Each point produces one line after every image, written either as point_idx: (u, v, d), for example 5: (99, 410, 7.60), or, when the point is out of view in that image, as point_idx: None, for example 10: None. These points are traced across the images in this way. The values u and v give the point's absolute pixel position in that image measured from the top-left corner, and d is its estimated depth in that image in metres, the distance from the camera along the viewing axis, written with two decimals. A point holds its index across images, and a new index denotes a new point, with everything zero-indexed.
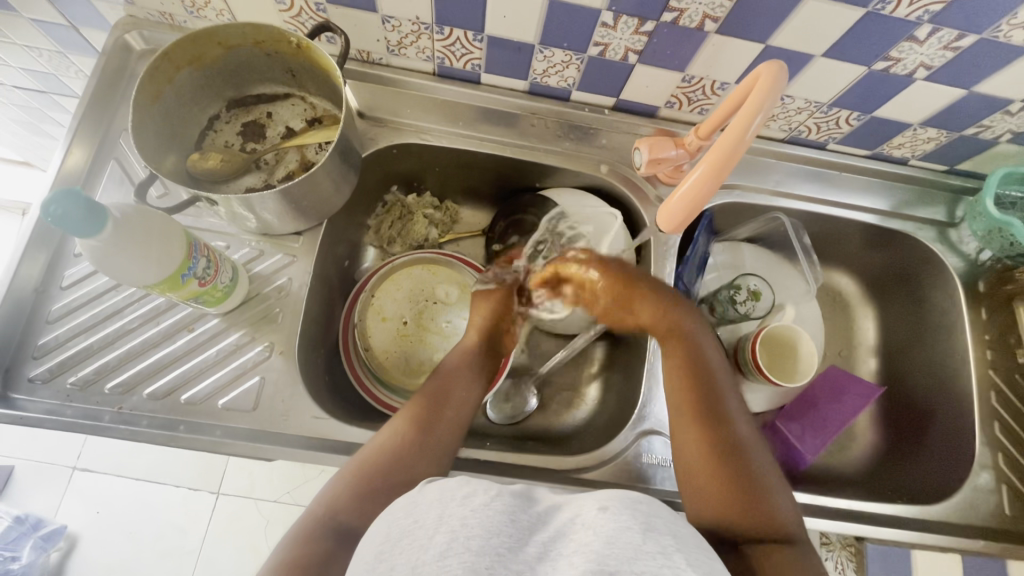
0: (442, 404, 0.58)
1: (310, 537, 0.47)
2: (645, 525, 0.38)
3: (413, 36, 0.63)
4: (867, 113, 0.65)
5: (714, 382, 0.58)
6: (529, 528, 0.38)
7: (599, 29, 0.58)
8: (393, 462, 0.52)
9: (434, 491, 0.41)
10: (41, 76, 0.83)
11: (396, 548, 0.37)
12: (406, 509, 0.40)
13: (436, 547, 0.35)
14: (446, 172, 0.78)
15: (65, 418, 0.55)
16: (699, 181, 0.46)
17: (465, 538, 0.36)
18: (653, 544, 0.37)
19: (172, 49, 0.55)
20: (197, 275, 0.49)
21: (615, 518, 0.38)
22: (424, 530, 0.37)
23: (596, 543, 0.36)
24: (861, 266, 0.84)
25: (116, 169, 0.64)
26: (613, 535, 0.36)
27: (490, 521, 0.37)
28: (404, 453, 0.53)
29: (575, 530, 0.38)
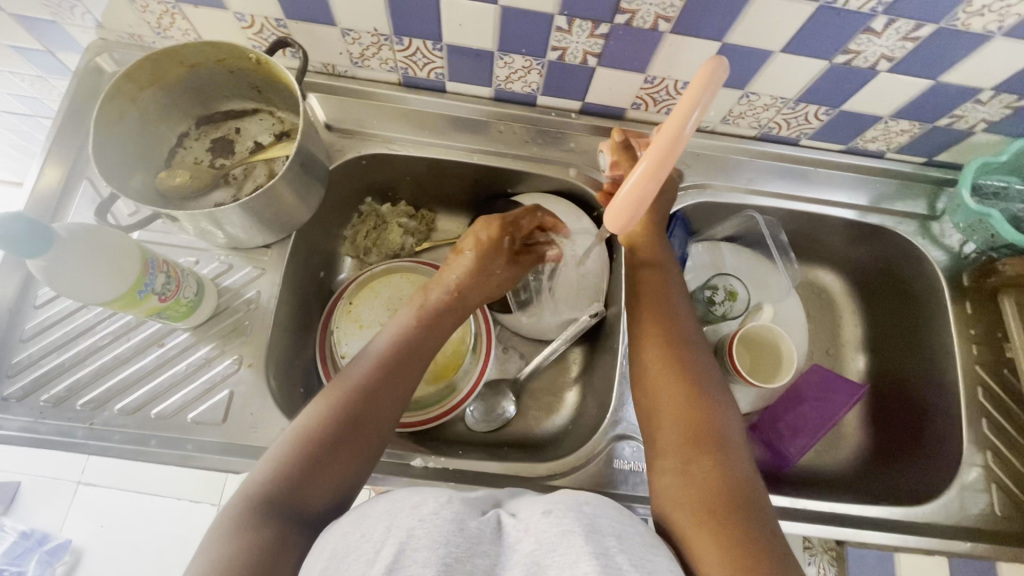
0: (374, 393, 0.52)
1: (249, 527, 0.44)
2: (589, 527, 0.39)
3: (374, 47, 0.64)
4: (835, 107, 0.64)
5: (686, 365, 0.56)
6: (480, 537, 0.39)
7: (555, 33, 0.58)
8: (333, 445, 0.49)
9: (385, 503, 0.42)
10: (26, 99, 0.86)
11: (344, 563, 0.38)
12: (354, 523, 0.41)
13: (384, 560, 0.36)
14: (419, 181, 0.78)
15: (39, 435, 0.56)
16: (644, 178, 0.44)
17: (412, 547, 0.37)
18: (595, 545, 0.38)
19: (134, 69, 0.56)
20: (157, 291, 0.50)
21: (558, 523, 0.39)
22: (370, 544, 0.38)
23: (537, 552, 0.37)
24: (847, 262, 0.82)
25: (88, 188, 0.65)
26: (556, 541, 0.38)
27: (437, 531, 0.38)
28: (354, 426, 0.51)
29: (517, 538, 0.39)
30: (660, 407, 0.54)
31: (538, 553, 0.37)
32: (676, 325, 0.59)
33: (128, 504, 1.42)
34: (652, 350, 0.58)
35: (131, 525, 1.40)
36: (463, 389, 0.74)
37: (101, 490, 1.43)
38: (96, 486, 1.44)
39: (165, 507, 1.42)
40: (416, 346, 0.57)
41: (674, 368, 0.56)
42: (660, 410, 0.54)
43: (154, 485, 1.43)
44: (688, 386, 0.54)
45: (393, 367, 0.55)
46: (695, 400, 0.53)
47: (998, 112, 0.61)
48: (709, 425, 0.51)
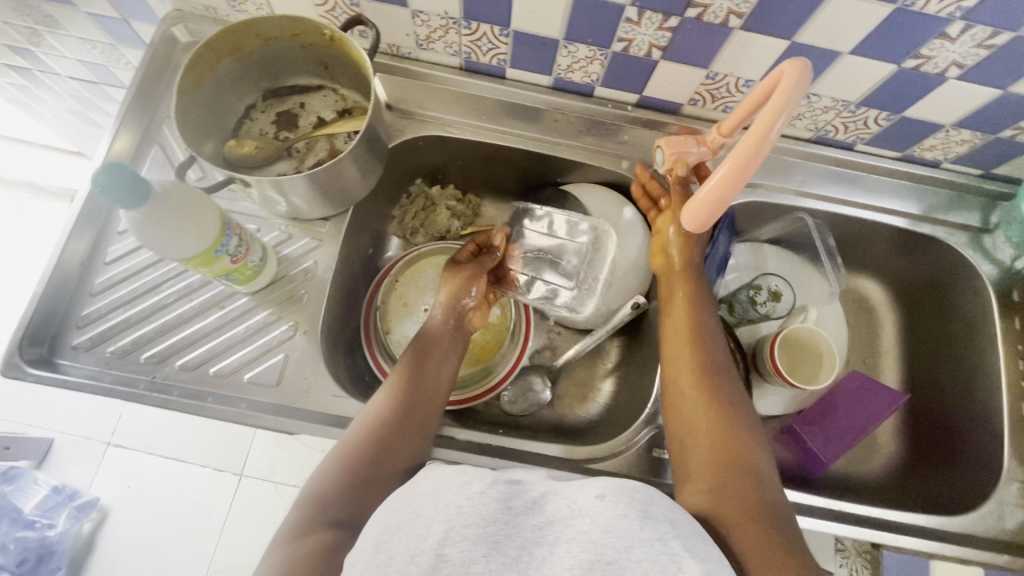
0: (411, 392, 0.59)
1: (310, 532, 0.49)
2: (642, 511, 0.39)
3: (442, 30, 0.65)
4: (897, 112, 0.63)
5: (712, 378, 0.58)
6: (527, 512, 0.39)
7: (624, 24, 0.58)
8: (379, 454, 0.54)
9: (430, 484, 0.42)
10: (94, 67, 0.89)
11: (395, 538, 0.38)
12: (404, 499, 0.42)
13: (434, 537, 0.37)
14: (470, 165, 0.80)
15: (104, 384, 0.58)
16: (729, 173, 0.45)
17: (461, 527, 0.37)
18: (650, 530, 0.38)
19: (215, 39, 0.58)
20: (230, 252, 0.52)
21: (612, 507, 0.39)
22: (421, 520, 0.38)
23: (594, 532, 0.37)
24: (892, 272, 0.81)
25: (158, 153, 0.68)
26: (611, 525, 0.38)
27: (485, 510, 0.38)
28: (394, 431, 0.56)
29: (572, 519, 0.39)
30: (692, 419, 0.56)
31: (596, 533, 0.37)
32: (704, 337, 0.61)
33: (155, 467, 1.47)
34: (679, 361, 0.60)
35: (157, 488, 1.45)
36: (499, 374, 0.75)
37: (130, 452, 1.48)
38: (125, 448, 1.48)
39: (190, 473, 1.46)
40: (429, 347, 0.64)
41: (703, 385, 0.57)
42: (692, 422, 0.56)
43: (181, 451, 1.48)
44: (716, 404, 0.56)
45: (417, 379, 0.61)
46: (721, 415, 0.56)
47: None
48: (734, 437, 0.54)
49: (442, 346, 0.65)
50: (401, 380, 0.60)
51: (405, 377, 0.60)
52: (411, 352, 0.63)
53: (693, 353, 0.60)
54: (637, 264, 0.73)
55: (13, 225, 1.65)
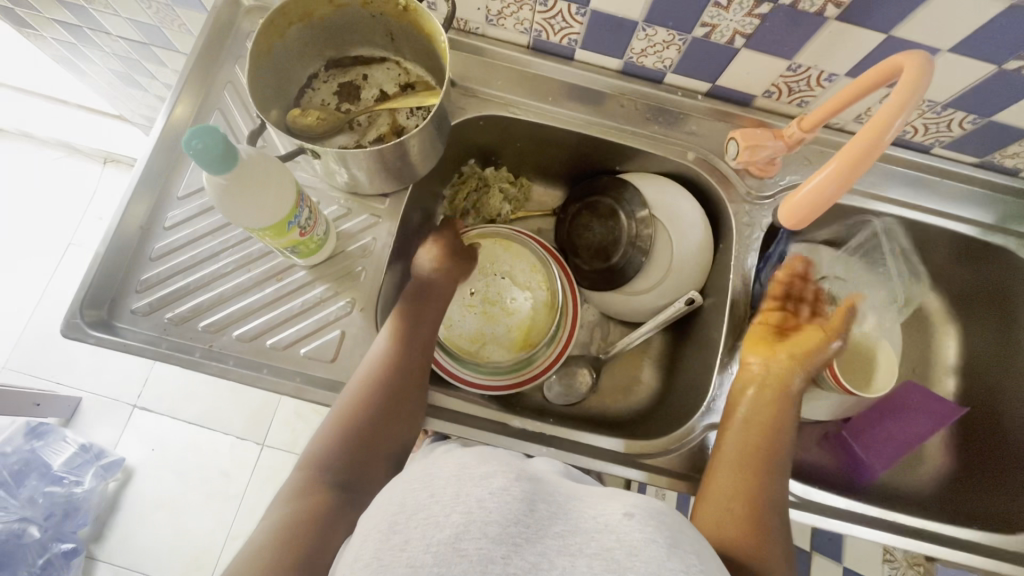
0: (401, 359, 0.57)
1: (303, 499, 0.49)
2: (671, 539, 0.36)
3: (515, 6, 0.63)
4: (985, 116, 0.61)
5: (774, 432, 0.56)
6: (551, 518, 0.36)
7: (711, 9, 0.56)
8: (374, 425, 0.54)
9: (452, 467, 0.39)
10: (146, 28, 0.88)
11: (411, 522, 0.35)
12: (423, 481, 0.38)
13: (451, 530, 0.34)
14: (526, 148, 0.77)
15: (161, 351, 0.58)
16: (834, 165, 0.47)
17: (481, 522, 0.34)
18: (677, 561, 0.35)
19: (288, 3, 0.56)
20: (300, 225, 0.51)
21: (641, 528, 0.36)
22: (439, 506, 0.36)
23: (619, 551, 0.34)
24: (953, 283, 0.79)
25: (219, 119, 0.66)
26: (639, 547, 0.35)
27: (509, 508, 0.36)
28: (387, 410, 0.55)
29: (598, 531, 0.36)
30: (732, 458, 0.55)
31: (620, 552, 0.34)
32: (786, 397, 0.58)
33: (179, 431, 1.49)
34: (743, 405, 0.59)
35: (180, 452, 1.47)
36: (538, 366, 0.73)
37: (156, 415, 1.50)
38: (151, 411, 1.50)
39: (213, 439, 1.48)
40: (422, 312, 0.61)
41: (756, 435, 0.56)
42: (730, 461, 0.55)
43: (206, 417, 1.50)
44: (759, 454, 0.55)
45: (403, 358, 0.58)
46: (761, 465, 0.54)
47: None
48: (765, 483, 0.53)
49: (427, 317, 0.61)
50: (390, 356, 0.57)
51: (397, 346, 0.58)
52: (394, 325, 0.59)
53: (769, 422, 0.57)
54: (693, 261, 0.72)
55: (46, 185, 1.66)
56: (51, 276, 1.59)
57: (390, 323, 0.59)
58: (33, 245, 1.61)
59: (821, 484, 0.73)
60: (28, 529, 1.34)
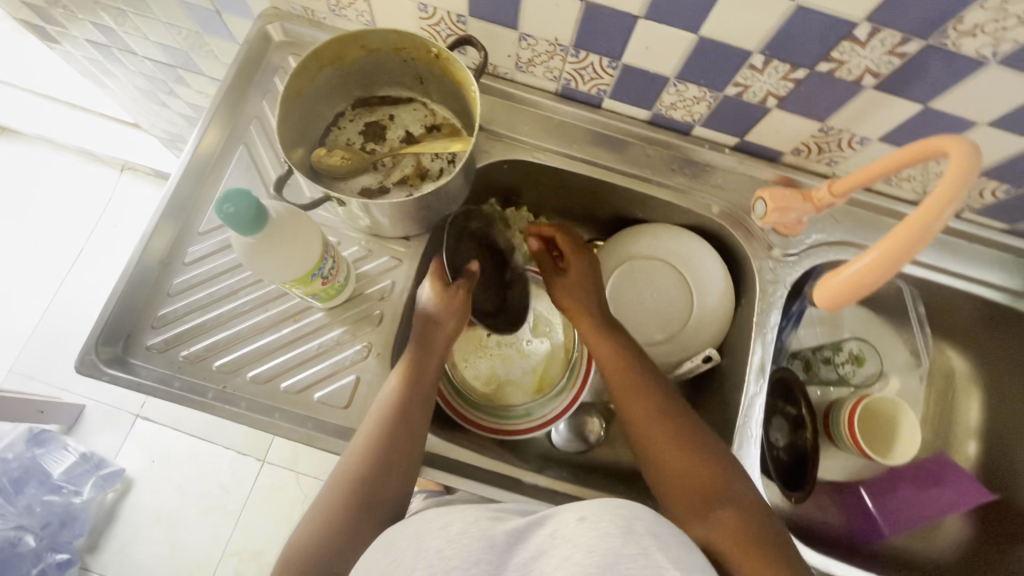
0: (415, 382, 0.57)
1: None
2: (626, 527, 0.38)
3: (546, 56, 0.62)
4: (1018, 187, 0.60)
5: (664, 420, 0.58)
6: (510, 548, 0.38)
7: (745, 71, 0.56)
8: (382, 463, 0.52)
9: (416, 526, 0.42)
10: (174, 52, 0.88)
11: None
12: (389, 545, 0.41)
13: None
14: (548, 191, 0.77)
15: (174, 390, 0.57)
16: (880, 258, 0.47)
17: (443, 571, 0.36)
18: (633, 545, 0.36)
19: (321, 48, 0.56)
20: (323, 275, 0.50)
21: (594, 527, 0.38)
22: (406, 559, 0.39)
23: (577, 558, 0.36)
24: (977, 346, 0.77)
25: (244, 154, 0.66)
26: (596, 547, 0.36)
27: (468, 551, 0.38)
28: (390, 448, 0.53)
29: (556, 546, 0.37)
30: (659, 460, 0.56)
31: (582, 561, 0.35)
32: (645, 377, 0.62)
33: (180, 443, 1.48)
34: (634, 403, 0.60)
35: (180, 465, 1.46)
36: (547, 414, 0.71)
37: (158, 426, 1.49)
38: (153, 422, 1.50)
39: (214, 453, 1.47)
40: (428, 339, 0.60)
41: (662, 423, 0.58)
42: (659, 463, 0.56)
43: (207, 430, 1.49)
44: (683, 443, 0.56)
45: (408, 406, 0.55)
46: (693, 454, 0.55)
47: None
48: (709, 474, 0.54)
49: (433, 362, 0.59)
50: (397, 402, 0.55)
51: (403, 378, 0.57)
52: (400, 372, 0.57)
53: (645, 407, 0.59)
54: (713, 314, 0.71)
55: (62, 190, 1.67)
56: (62, 281, 1.59)
57: (398, 365, 0.58)
58: (47, 249, 1.62)
59: (823, 542, 0.73)
60: (24, 537, 1.33)
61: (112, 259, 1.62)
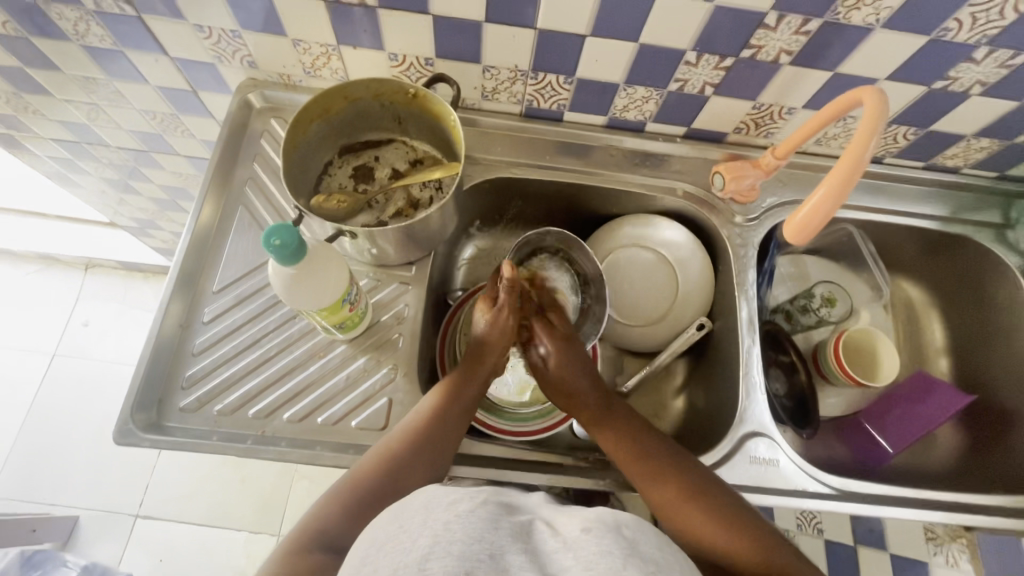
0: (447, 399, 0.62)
1: (297, 554, 0.48)
2: (630, 543, 0.39)
3: (509, 82, 0.70)
4: (924, 127, 0.71)
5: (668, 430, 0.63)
6: (516, 538, 0.39)
7: (682, 67, 0.64)
8: (396, 473, 0.55)
9: (422, 500, 0.42)
10: (148, 137, 0.92)
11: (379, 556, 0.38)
12: (394, 514, 0.42)
13: (417, 553, 0.37)
14: (527, 204, 0.84)
15: (216, 443, 0.59)
16: (822, 201, 0.55)
17: (446, 545, 0.37)
18: (636, 564, 0.37)
19: (309, 104, 0.62)
20: (350, 300, 0.54)
21: (598, 540, 0.38)
22: (406, 535, 0.39)
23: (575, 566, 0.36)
24: (925, 272, 0.87)
25: (244, 214, 0.70)
26: (595, 559, 0.37)
27: (473, 529, 0.38)
28: (410, 460, 0.56)
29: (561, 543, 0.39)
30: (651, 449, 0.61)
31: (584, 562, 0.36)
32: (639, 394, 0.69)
33: (189, 534, 1.42)
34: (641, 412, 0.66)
35: (192, 557, 1.39)
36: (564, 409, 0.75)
37: (162, 521, 1.43)
38: (155, 518, 1.43)
39: (226, 537, 1.42)
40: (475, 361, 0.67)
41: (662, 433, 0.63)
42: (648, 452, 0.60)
43: (215, 515, 1.43)
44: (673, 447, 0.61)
45: (442, 417, 0.60)
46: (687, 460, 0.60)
47: None
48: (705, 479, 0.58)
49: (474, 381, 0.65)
50: (426, 415, 0.60)
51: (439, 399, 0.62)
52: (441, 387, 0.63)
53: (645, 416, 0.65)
54: (696, 286, 0.78)
55: (24, 300, 1.63)
56: (36, 392, 1.53)
57: (438, 386, 0.64)
58: (17, 363, 1.56)
59: (835, 471, 0.79)
60: None
61: (90, 360, 1.58)
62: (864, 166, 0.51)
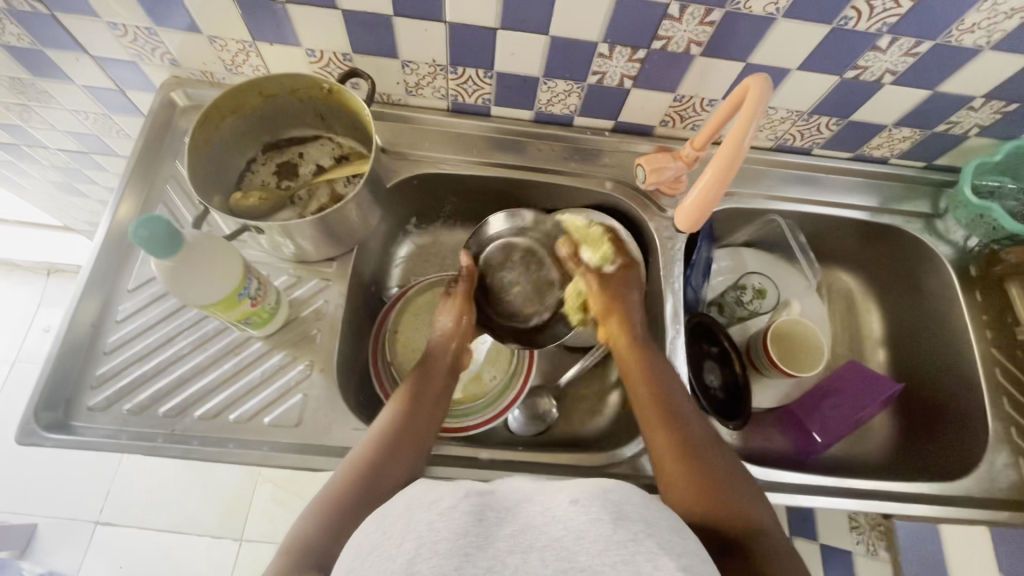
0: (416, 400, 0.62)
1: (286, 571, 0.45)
2: (617, 515, 0.39)
3: (430, 77, 0.70)
4: (845, 117, 0.71)
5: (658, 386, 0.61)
6: (499, 523, 0.39)
7: (597, 59, 0.65)
8: (373, 473, 0.54)
9: (404, 501, 0.42)
10: (85, 138, 0.91)
11: (367, 559, 0.37)
12: (375, 521, 0.41)
13: (404, 554, 0.36)
14: (461, 200, 0.83)
15: (123, 442, 0.58)
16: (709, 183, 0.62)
17: (430, 542, 0.36)
18: (624, 533, 0.37)
19: (220, 100, 0.62)
20: (251, 295, 0.54)
21: (585, 511, 0.39)
22: (391, 540, 0.38)
23: (565, 539, 0.37)
24: (861, 263, 0.88)
25: (163, 212, 0.70)
26: (584, 531, 0.37)
27: (456, 523, 0.38)
28: (382, 459, 0.55)
29: (543, 525, 0.38)
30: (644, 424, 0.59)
31: (568, 541, 0.37)
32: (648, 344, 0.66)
33: (149, 540, 1.39)
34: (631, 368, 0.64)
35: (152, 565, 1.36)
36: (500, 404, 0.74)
37: (124, 528, 1.40)
38: (117, 525, 1.40)
39: (188, 544, 1.38)
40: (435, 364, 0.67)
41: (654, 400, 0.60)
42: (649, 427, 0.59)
43: (176, 521, 1.39)
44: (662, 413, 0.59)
45: (414, 417, 0.60)
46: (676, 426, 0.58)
47: (990, 117, 0.68)
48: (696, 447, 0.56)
49: (435, 378, 0.65)
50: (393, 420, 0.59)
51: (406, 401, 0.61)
52: (403, 392, 0.63)
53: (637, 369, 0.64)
54: None
55: None
56: None
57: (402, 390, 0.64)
58: None
59: (776, 465, 0.79)
60: None
61: None
62: (745, 151, 0.56)
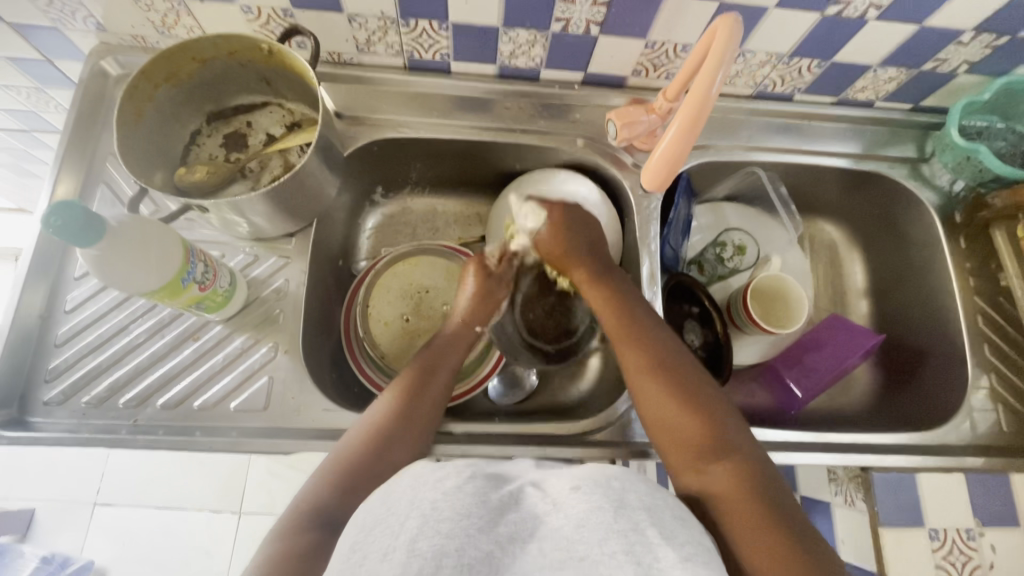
0: (430, 379, 0.60)
1: (295, 531, 0.47)
2: (617, 501, 0.37)
3: (380, 32, 0.65)
4: (828, 59, 0.67)
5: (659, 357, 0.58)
6: (502, 508, 0.37)
7: (560, 4, 0.59)
8: (377, 451, 0.53)
9: (410, 478, 0.40)
10: (20, 114, 0.85)
11: (371, 536, 0.35)
12: (381, 496, 0.39)
13: (407, 533, 0.34)
14: (427, 165, 0.79)
15: (83, 436, 0.56)
16: (678, 138, 0.57)
17: (434, 522, 0.34)
18: (625, 521, 0.36)
19: (149, 67, 0.57)
20: (197, 280, 0.52)
21: (585, 498, 0.37)
22: (395, 516, 0.36)
23: (566, 528, 0.35)
24: (843, 213, 0.85)
25: (106, 192, 0.66)
26: (585, 517, 0.35)
27: (460, 503, 0.36)
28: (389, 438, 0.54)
29: (545, 513, 0.37)
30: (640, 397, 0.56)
31: (568, 530, 0.35)
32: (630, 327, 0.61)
33: (148, 519, 1.35)
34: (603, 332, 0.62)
35: (153, 542, 1.33)
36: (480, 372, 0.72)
37: (117, 508, 1.35)
38: (111, 506, 1.36)
39: (187, 519, 1.35)
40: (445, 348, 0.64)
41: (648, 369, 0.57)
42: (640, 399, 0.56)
43: (172, 498, 1.36)
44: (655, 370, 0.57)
45: (424, 389, 0.59)
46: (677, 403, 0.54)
47: (979, 53, 0.64)
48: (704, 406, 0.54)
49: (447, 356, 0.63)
50: (400, 403, 0.57)
51: (414, 378, 0.59)
52: (413, 369, 0.60)
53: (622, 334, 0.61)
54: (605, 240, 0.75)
55: None
56: None
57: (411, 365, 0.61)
58: None
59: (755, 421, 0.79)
60: None
61: None
62: (714, 100, 0.53)
